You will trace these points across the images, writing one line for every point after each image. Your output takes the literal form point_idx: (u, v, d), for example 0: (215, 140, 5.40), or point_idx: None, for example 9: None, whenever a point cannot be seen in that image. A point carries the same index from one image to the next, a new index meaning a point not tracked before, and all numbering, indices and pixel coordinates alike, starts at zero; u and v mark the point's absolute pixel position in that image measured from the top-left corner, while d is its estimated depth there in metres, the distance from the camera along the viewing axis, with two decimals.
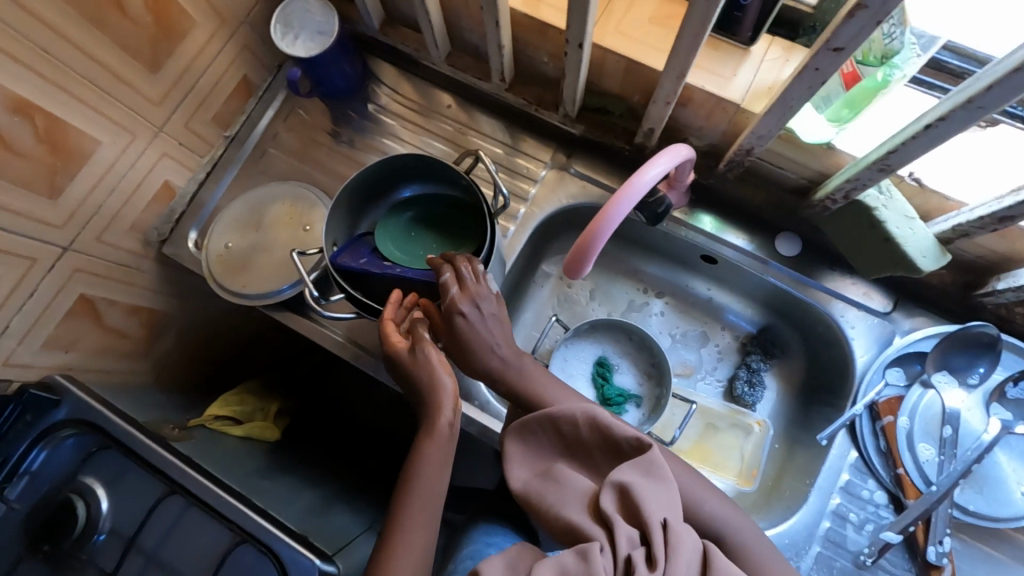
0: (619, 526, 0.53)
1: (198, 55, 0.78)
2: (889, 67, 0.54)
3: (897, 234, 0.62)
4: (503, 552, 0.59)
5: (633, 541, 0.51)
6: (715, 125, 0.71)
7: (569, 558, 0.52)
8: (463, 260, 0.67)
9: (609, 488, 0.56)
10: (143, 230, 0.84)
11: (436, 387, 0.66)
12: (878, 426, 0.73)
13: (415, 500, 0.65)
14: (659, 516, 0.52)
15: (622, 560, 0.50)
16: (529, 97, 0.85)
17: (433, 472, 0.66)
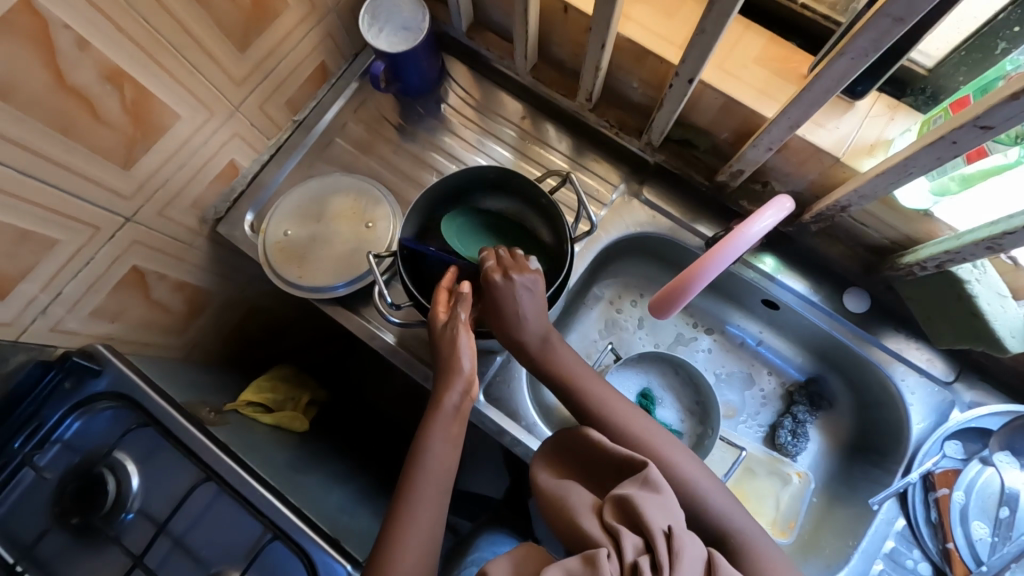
0: (623, 534, 0.50)
1: (285, 38, 0.76)
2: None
3: (987, 310, 0.61)
4: (509, 552, 0.56)
5: (638, 549, 0.49)
6: (805, 174, 0.70)
7: (575, 562, 0.48)
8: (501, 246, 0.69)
9: (610, 501, 0.54)
10: (202, 208, 0.82)
11: (455, 368, 0.65)
12: (930, 497, 0.72)
13: (421, 488, 0.62)
14: (662, 525, 0.50)
15: (628, 566, 0.48)
16: (612, 120, 0.82)
17: (441, 459, 0.63)
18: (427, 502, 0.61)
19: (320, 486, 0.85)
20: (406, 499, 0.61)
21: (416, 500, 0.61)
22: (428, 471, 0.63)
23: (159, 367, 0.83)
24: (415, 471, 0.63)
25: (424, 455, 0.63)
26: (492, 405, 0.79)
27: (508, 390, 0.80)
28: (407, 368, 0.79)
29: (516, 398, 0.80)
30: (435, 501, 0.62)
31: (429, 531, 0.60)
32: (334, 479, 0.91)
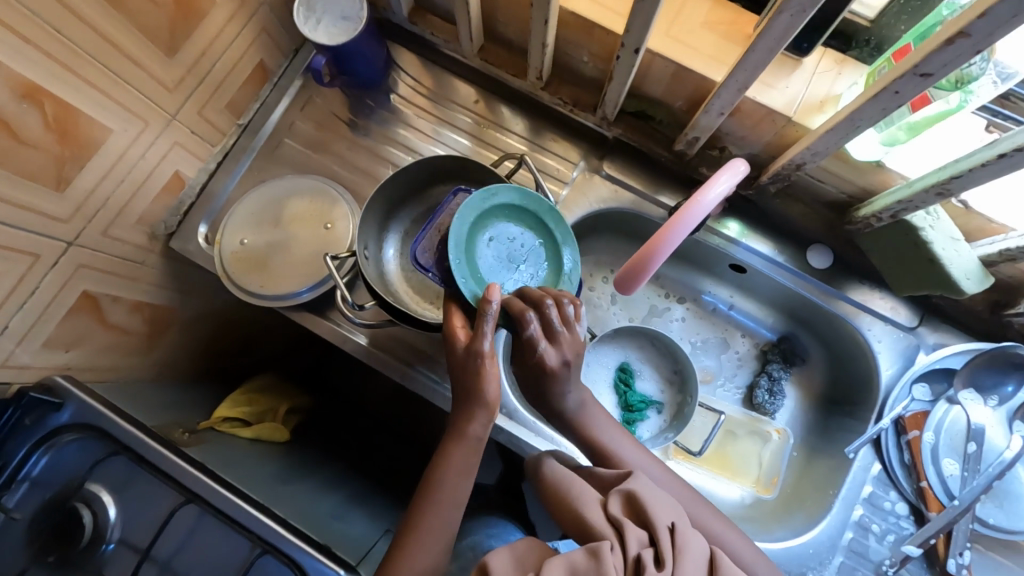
0: (628, 528, 0.51)
1: (217, 38, 0.72)
2: (966, 93, 0.51)
3: (943, 255, 0.62)
4: (510, 544, 0.54)
5: (642, 542, 0.50)
6: (760, 136, 0.70)
7: (580, 555, 0.49)
8: (548, 302, 0.61)
9: (615, 495, 0.55)
10: (150, 223, 0.79)
11: (477, 398, 0.61)
12: (903, 441, 0.74)
13: (435, 506, 0.62)
14: (666, 521, 0.51)
15: (632, 560, 0.49)
16: (565, 98, 0.81)
17: (455, 480, 0.62)
18: (438, 517, 0.61)
19: (310, 494, 0.83)
20: (419, 513, 0.62)
21: (427, 514, 0.61)
22: (443, 489, 0.62)
23: (125, 391, 0.81)
24: (431, 487, 0.63)
25: (440, 474, 0.63)
26: None
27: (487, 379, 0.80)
28: (383, 368, 0.78)
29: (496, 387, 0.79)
30: (447, 516, 0.62)
31: (438, 544, 0.61)
32: (324, 486, 0.90)
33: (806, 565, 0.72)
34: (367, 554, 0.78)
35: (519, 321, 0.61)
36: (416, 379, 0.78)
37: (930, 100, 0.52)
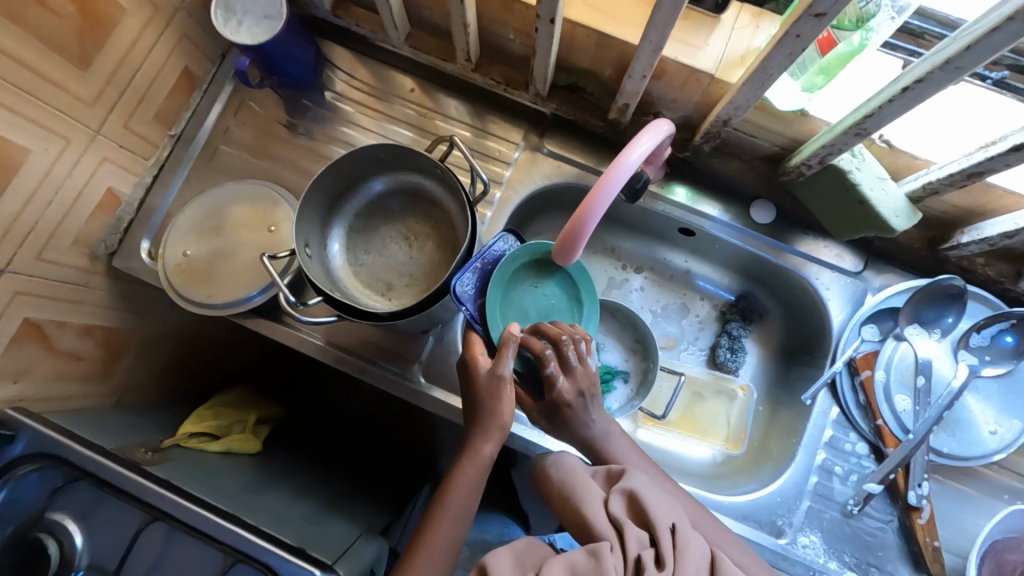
0: (629, 528, 0.51)
1: (133, 48, 0.71)
2: (865, 30, 0.54)
3: (871, 196, 0.64)
4: (510, 544, 0.53)
5: (643, 543, 0.50)
6: (689, 97, 0.70)
7: (580, 556, 0.48)
8: (566, 342, 0.66)
9: (618, 494, 0.54)
10: (89, 244, 0.77)
11: (494, 412, 0.63)
12: (856, 381, 0.76)
13: (444, 516, 0.62)
14: (666, 522, 0.51)
15: (632, 560, 0.48)
16: (496, 77, 0.81)
17: (467, 493, 0.63)
18: (449, 527, 0.62)
19: (280, 503, 0.82)
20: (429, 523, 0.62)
21: (437, 525, 0.62)
22: (454, 501, 0.63)
23: (84, 417, 0.78)
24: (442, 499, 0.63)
25: (454, 486, 0.63)
26: (435, 385, 0.78)
27: (449, 366, 0.79)
28: (341, 366, 0.77)
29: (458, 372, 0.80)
30: (456, 525, 0.62)
31: (445, 553, 0.61)
32: (302, 492, 0.89)
33: (775, 513, 0.73)
34: (345, 554, 0.76)
35: (537, 358, 0.66)
36: (376, 373, 0.77)
37: (835, 41, 0.56)
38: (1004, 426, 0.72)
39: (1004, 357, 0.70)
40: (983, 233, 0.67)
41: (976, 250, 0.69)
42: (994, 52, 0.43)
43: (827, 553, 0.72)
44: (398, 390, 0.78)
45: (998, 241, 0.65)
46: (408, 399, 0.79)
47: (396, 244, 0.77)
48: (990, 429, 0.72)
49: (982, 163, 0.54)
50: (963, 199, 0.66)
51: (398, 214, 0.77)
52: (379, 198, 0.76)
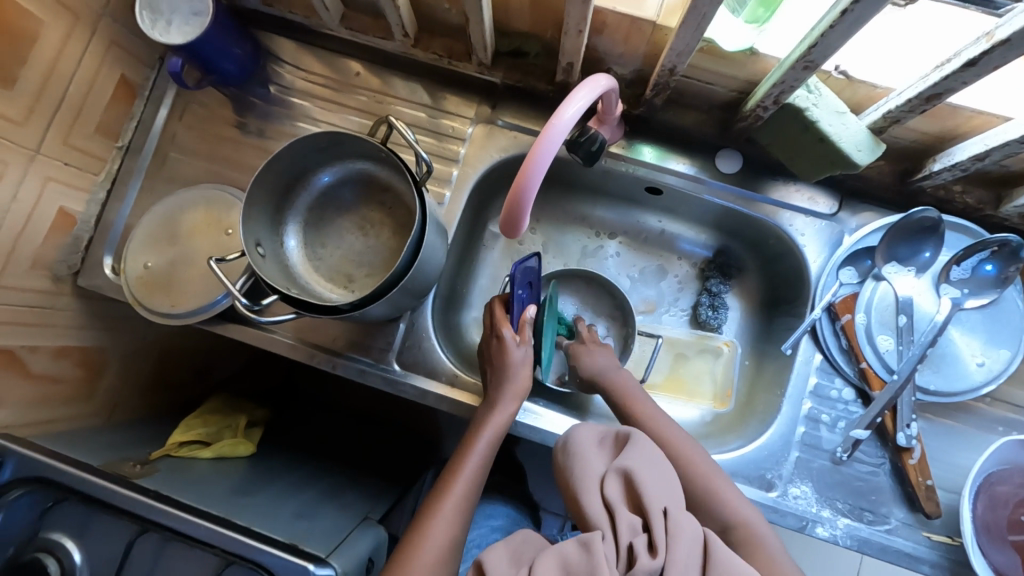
0: (620, 513, 0.47)
1: (60, 60, 0.69)
2: None
3: (831, 132, 0.61)
4: (505, 539, 0.49)
5: (636, 530, 0.46)
6: (635, 48, 0.67)
7: (572, 549, 0.45)
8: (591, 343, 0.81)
9: (613, 473, 0.50)
10: (49, 266, 0.76)
11: (508, 377, 0.68)
12: (838, 326, 0.74)
13: (459, 485, 0.62)
14: (659, 505, 0.47)
15: (623, 550, 0.45)
16: (439, 50, 0.80)
17: (481, 462, 0.64)
18: (462, 495, 0.61)
19: (272, 500, 0.81)
20: (439, 496, 0.61)
21: (448, 494, 0.61)
22: (468, 469, 0.63)
23: (72, 437, 0.77)
24: (456, 468, 0.64)
25: (468, 457, 0.64)
26: (411, 372, 0.78)
27: (422, 353, 0.79)
28: (314, 362, 0.76)
29: (433, 356, 0.79)
30: (469, 497, 0.62)
31: (457, 522, 0.59)
32: (297, 487, 0.88)
33: (763, 467, 0.72)
34: (340, 545, 0.75)
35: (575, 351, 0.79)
36: (348, 366, 0.76)
37: None
38: (991, 356, 0.70)
39: (986, 286, 0.69)
40: (954, 158, 0.63)
41: (949, 177, 0.66)
42: None
43: (819, 501, 0.71)
44: (373, 381, 0.77)
45: (970, 165, 0.62)
46: (385, 389, 0.77)
47: (352, 234, 0.76)
48: (977, 361, 0.70)
49: (937, 85, 0.51)
50: (930, 124, 0.63)
51: (351, 204, 0.75)
52: (330, 190, 0.74)
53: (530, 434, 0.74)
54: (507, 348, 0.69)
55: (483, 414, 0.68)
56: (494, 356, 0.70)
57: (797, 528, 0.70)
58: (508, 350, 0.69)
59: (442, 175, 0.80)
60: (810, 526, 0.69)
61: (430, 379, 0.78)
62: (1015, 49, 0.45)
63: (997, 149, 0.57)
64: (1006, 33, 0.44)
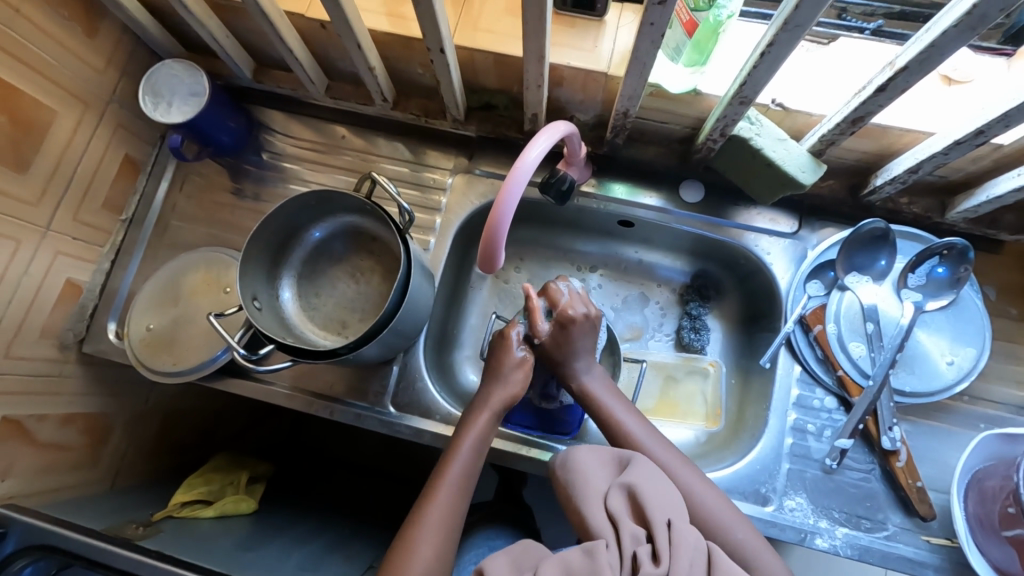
0: (624, 523, 0.49)
1: (69, 145, 0.76)
2: (716, 7, 0.60)
3: (775, 157, 0.67)
4: (506, 548, 0.50)
5: (639, 539, 0.48)
6: (593, 96, 0.75)
7: (577, 555, 0.47)
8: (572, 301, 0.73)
9: (616, 488, 0.52)
10: (57, 334, 0.80)
11: (502, 377, 0.71)
12: (811, 337, 0.77)
13: (445, 488, 0.63)
14: (662, 517, 0.49)
15: (627, 558, 0.46)
16: (416, 110, 0.87)
17: (469, 461, 0.65)
18: (448, 500, 0.62)
19: (275, 555, 0.80)
20: (428, 499, 0.62)
21: (438, 495, 0.62)
22: (455, 468, 0.64)
23: (77, 504, 0.78)
24: (443, 468, 0.65)
25: (455, 454, 0.66)
26: (407, 413, 0.80)
27: (416, 393, 0.81)
28: (312, 410, 0.79)
29: (427, 395, 0.81)
30: (460, 498, 0.63)
31: (447, 523, 0.61)
32: (301, 539, 0.88)
33: (757, 482, 0.73)
34: None
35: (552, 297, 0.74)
36: (345, 412, 0.79)
37: (696, 23, 0.61)
38: (959, 354, 0.73)
39: (943, 288, 0.72)
40: (892, 172, 0.69)
41: (893, 190, 0.71)
42: (820, 8, 0.45)
43: (816, 512, 0.71)
44: (369, 425, 0.79)
45: (907, 178, 0.68)
46: (382, 431, 0.80)
47: (344, 282, 0.80)
48: (947, 360, 0.73)
49: (858, 109, 0.57)
50: (866, 143, 0.69)
51: (342, 255, 0.80)
52: (322, 243, 0.79)
53: (528, 467, 0.76)
54: (507, 347, 0.73)
55: (473, 409, 0.70)
56: (495, 346, 0.74)
57: (797, 541, 0.70)
58: (508, 350, 0.73)
59: (426, 223, 0.86)
60: (809, 538, 0.70)
61: (424, 418, 0.79)
62: (914, 75, 0.51)
63: (927, 161, 0.63)
64: (904, 61, 0.50)
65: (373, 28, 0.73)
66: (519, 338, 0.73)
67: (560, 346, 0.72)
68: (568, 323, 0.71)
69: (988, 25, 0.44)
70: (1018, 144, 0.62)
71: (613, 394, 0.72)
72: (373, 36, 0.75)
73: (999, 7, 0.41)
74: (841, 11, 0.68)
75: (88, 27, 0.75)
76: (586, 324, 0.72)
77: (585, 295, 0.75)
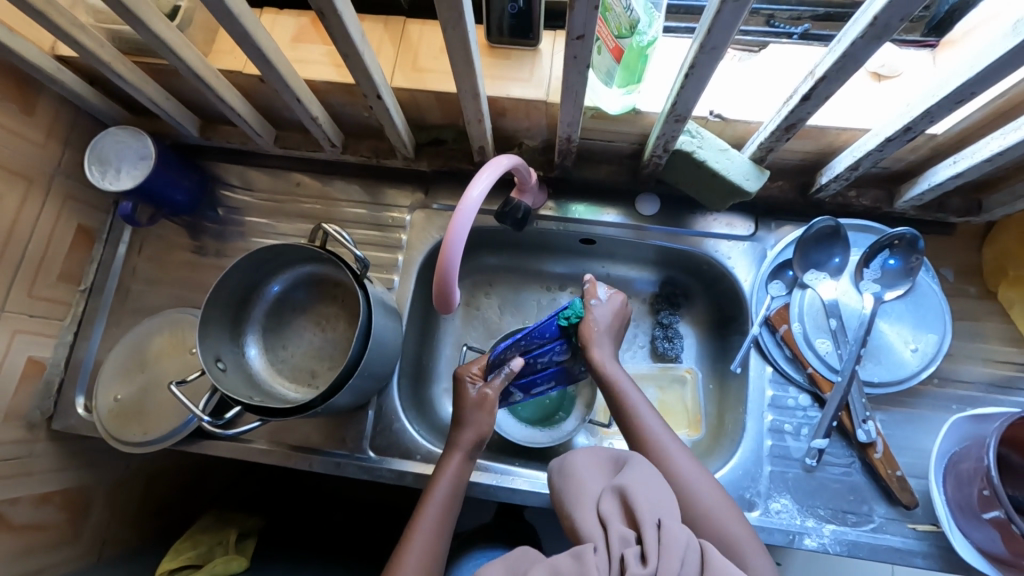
0: (613, 525, 0.46)
1: (17, 224, 0.75)
2: (638, 34, 0.60)
3: (719, 168, 0.68)
4: (503, 554, 0.48)
5: (627, 541, 0.45)
6: (537, 122, 0.76)
7: (564, 559, 0.44)
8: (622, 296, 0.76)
9: (609, 491, 0.50)
10: (23, 414, 0.78)
11: (469, 417, 0.70)
12: (779, 337, 0.78)
13: (424, 528, 0.62)
14: (652, 517, 0.46)
15: (615, 559, 0.43)
16: (366, 152, 0.88)
17: (444, 504, 0.64)
18: (427, 543, 0.61)
19: None
20: (405, 543, 0.61)
21: (415, 539, 0.61)
22: (435, 502, 0.64)
23: None
24: (419, 512, 0.64)
25: (430, 497, 0.65)
26: (386, 456, 0.79)
27: (394, 435, 0.80)
28: (290, 463, 0.78)
29: (406, 436, 0.80)
30: (442, 528, 0.63)
31: (431, 558, 0.60)
32: None
33: (741, 487, 0.73)
34: None
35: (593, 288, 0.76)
36: (325, 461, 0.78)
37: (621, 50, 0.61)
38: (922, 341, 0.75)
39: (898, 278, 0.73)
40: (835, 170, 0.70)
41: (838, 186, 0.73)
42: (732, 27, 0.45)
43: (802, 512, 0.71)
44: (348, 473, 0.78)
45: (849, 174, 0.69)
46: (363, 477, 0.79)
47: (310, 331, 0.81)
48: (911, 348, 0.74)
49: (789, 117, 0.58)
50: (807, 143, 0.71)
51: (306, 303, 0.81)
52: (284, 295, 0.79)
53: (515, 498, 0.76)
54: (463, 389, 0.71)
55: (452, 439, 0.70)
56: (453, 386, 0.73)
57: (787, 543, 0.70)
58: (465, 390, 0.71)
59: (389, 263, 0.86)
60: (798, 539, 0.70)
61: (405, 460, 0.78)
62: (834, 82, 0.52)
63: (864, 158, 0.64)
64: (822, 70, 0.51)
65: (311, 79, 0.73)
66: (475, 376, 0.72)
67: (600, 324, 0.73)
68: (619, 307, 0.75)
69: (892, 34, 0.45)
70: (950, 132, 0.64)
71: (635, 389, 0.70)
72: (314, 86, 0.75)
73: (899, 18, 0.42)
74: (768, 18, 0.70)
75: (26, 105, 0.75)
76: (625, 316, 0.76)
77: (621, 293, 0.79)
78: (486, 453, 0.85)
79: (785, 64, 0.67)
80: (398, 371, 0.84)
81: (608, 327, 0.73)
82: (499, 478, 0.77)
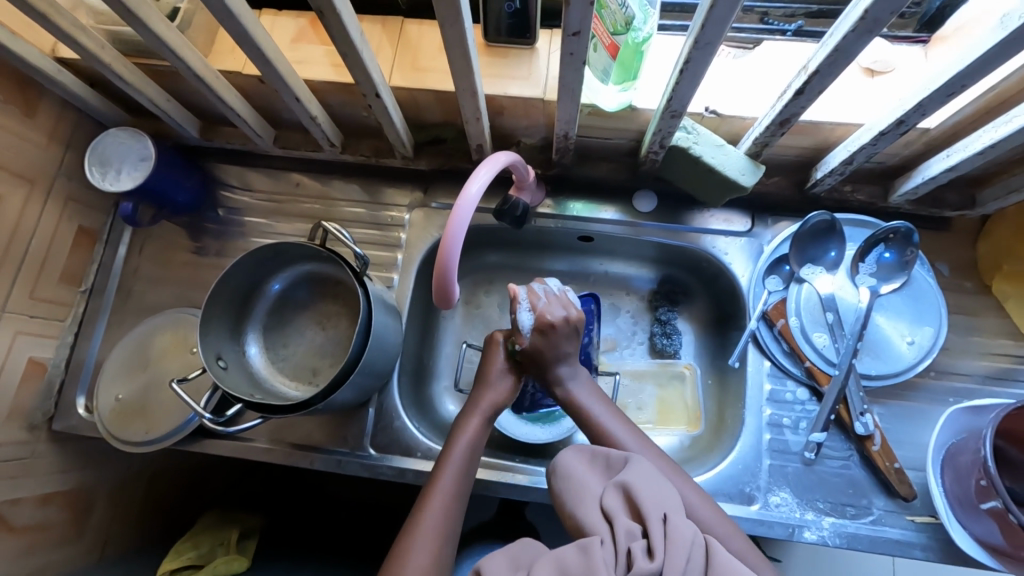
0: (618, 520, 0.47)
1: (19, 224, 0.75)
2: (633, 31, 0.60)
3: (715, 163, 0.68)
4: (505, 547, 0.49)
5: (633, 535, 0.45)
6: (535, 120, 0.77)
7: (570, 554, 0.44)
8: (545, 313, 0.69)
9: (612, 488, 0.50)
10: (24, 415, 0.79)
11: (491, 384, 0.71)
12: (776, 331, 0.78)
13: (441, 494, 0.62)
14: (657, 512, 0.46)
15: (621, 554, 0.44)
16: (365, 151, 0.88)
17: (461, 471, 0.64)
18: (444, 508, 0.61)
19: None
20: (422, 508, 0.61)
21: (432, 503, 0.61)
22: (451, 470, 0.64)
23: None
24: (435, 479, 0.63)
25: (447, 463, 0.65)
26: (387, 453, 0.79)
27: (394, 432, 0.80)
28: (291, 462, 0.78)
29: (406, 433, 0.80)
30: (458, 494, 0.63)
31: (449, 523, 0.60)
32: None
33: (741, 481, 0.73)
34: None
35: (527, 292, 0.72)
36: (326, 459, 0.78)
37: (617, 46, 0.62)
38: (918, 334, 0.75)
39: (894, 272, 0.73)
40: (830, 165, 0.71)
41: (833, 181, 0.73)
42: (725, 22, 0.46)
43: (801, 505, 0.72)
44: (349, 470, 0.78)
45: (844, 169, 0.70)
46: (364, 474, 0.79)
47: (311, 329, 0.81)
48: (908, 341, 0.75)
49: (783, 112, 0.59)
50: (802, 138, 0.71)
51: (307, 302, 0.81)
52: (285, 294, 0.80)
53: (516, 494, 0.76)
54: (496, 352, 0.72)
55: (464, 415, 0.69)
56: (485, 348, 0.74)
57: (787, 537, 0.70)
58: (496, 354, 0.72)
59: (388, 262, 0.86)
60: (797, 532, 0.70)
61: (406, 457, 0.79)
62: (827, 76, 0.53)
63: (859, 152, 0.65)
64: (815, 64, 0.52)
65: (310, 78, 0.74)
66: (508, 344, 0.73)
67: (545, 349, 0.70)
68: (547, 328, 0.69)
69: (883, 28, 0.45)
70: (944, 126, 0.64)
71: (604, 404, 0.71)
72: (313, 86, 0.76)
73: (889, 11, 0.43)
74: (763, 16, 0.71)
75: (28, 107, 0.76)
76: (563, 328, 0.70)
77: (562, 296, 0.73)
78: (486, 451, 0.85)
79: (779, 61, 0.68)
80: (398, 369, 0.84)
81: (548, 352, 0.70)
82: (501, 475, 0.77)
